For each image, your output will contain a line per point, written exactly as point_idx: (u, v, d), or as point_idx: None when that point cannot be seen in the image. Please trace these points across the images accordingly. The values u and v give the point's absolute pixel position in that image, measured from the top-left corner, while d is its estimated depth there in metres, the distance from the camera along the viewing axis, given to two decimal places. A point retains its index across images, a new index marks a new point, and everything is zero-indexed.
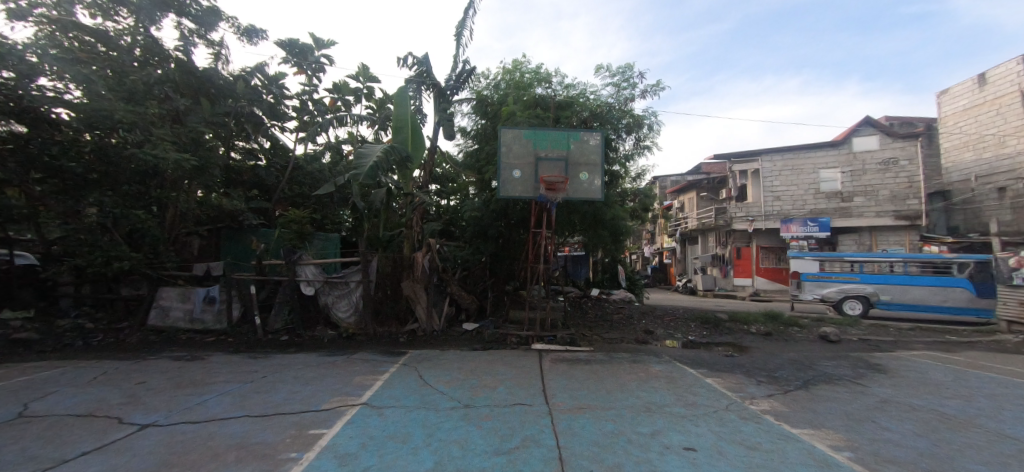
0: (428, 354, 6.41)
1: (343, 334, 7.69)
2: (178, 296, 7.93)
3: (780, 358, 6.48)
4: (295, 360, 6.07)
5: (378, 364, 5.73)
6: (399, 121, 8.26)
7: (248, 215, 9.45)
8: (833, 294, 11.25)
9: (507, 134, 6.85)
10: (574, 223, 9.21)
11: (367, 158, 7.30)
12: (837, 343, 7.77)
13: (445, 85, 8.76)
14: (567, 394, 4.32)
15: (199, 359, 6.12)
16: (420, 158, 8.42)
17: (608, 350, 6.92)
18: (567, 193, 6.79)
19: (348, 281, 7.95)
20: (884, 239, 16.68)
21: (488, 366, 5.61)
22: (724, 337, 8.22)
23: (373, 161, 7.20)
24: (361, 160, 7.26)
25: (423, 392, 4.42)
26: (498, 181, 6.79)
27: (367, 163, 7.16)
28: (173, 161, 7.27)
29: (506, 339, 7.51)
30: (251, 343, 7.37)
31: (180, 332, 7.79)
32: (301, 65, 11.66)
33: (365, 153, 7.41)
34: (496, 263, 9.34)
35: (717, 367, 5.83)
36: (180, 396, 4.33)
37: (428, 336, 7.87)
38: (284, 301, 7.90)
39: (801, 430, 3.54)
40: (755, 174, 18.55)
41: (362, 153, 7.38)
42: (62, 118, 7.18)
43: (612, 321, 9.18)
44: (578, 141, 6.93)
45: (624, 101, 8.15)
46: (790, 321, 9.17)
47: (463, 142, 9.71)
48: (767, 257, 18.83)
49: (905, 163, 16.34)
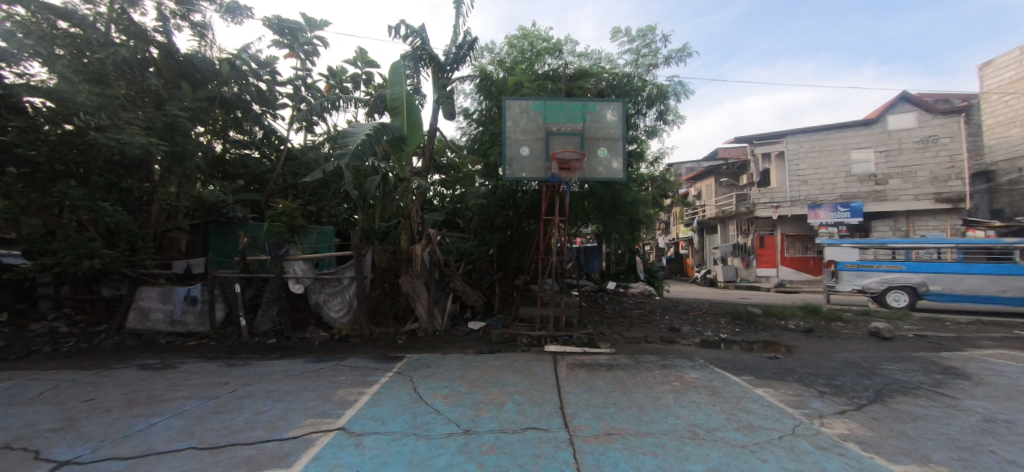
0: (428, 359, 5.67)
1: (336, 336, 6.97)
2: (158, 296, 7.31)
3: (832, 361, 5.58)
4: (276, 368, 5.34)
5: (368, 373, 4.98)
6: (394, 101, 7.42)
7: (234, 207, 8.74)
8: (874, 285, 10.30)
9: (512, 105, 6.02)
10: (589, 210, 8.40)
11: (353, 137, 6.50)
12: (891, 341, 6.85)
13: (443, 59, 7.95)
14: (590, 414, 3.53)
15: (169, 367, 5.44)
16: (418, 140, 7.51)
17: (632, 352, 6.09)
18: (583, 173, 5.95)
19: (341, 277, 7.21)
20: (922, 224, 15.45)
21: (494, 373, 4.84)
22: (760, 335, 7.31)
23: (360, 139, 6.40)
24: (345, 139, 6.47)
25: (416, 412, 3.68)
26: (502, 160, 5.96)
27: (354, 141, 6.39)
28: (140, 146, 6.46)
29: (515, 340, 6.67)
30: (234, 347, 6.69)
31: (160, 336, 7.17)
32: (292, 47, 11.00)
33: (351, 132, 6.60)
34: (504, 256, 8.54)
35: (763, 372, 4.95)
36: (126, 418, 3.62)
37: (430, 336, 7.12)
38: (271, 300, 7.20)
39: (903, 468, 2.70)
40: (780, 157, 17.44)
41: (348, 132, 6.58)
42: (37, 107, 6.51)
43: (632, 317, 8.36)
44: (595, 112, 6.04)
45: (646, 68, 7.11)
46: (832, 315, 8.23)
47: (465, 125, 8.91)
48: (793, 246, 17.77)
49: (947, 140, 14.99)
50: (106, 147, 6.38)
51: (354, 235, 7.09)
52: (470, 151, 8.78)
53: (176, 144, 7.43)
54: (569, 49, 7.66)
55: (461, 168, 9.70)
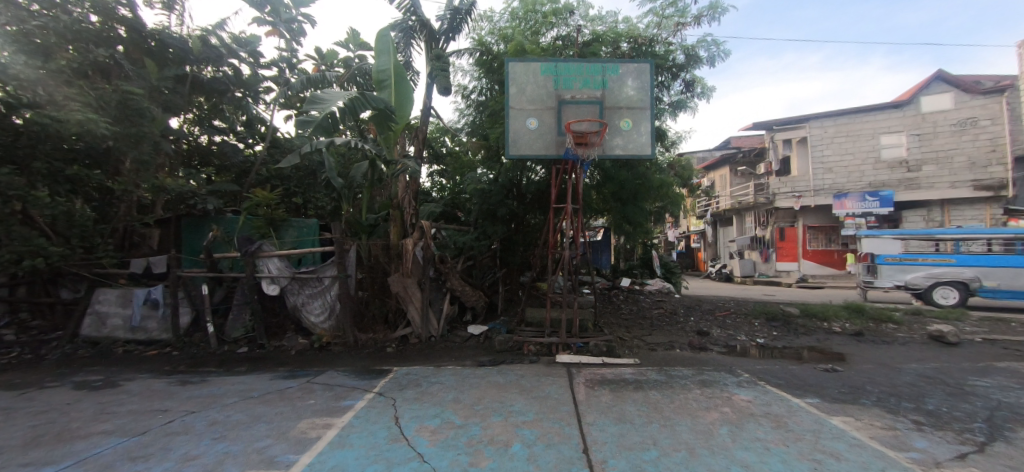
0: (420, 373, 4.78)
1: (316, 344, 6.08)
2: (118, 299, 6.49)
3: (906, 376, 4.60)
4: (236, 386, 4.45)
5: (344, 395, 4.07)
6: (380, 74, 6.48)
7: (206, 199, 7.83)
8: (919, 281, 9.29)
9: (517, 68, 5.09)
10: (605, 198, 7.47)
11: (325, 103, 5.68)
12: (959, 347, 5.89)
13: (437, 26, 6.99)
14: (627, 464, 2.60)
15: (111, 385, 4.57)
16: (407, 117, 6.52)
17: (660, 363, 5.19)
18: (603, 149, 5.02)
19: (321, 277, 6.32)
20: (958, 214, 14.32)
21: (496, 395, 3.94)
22: (803, 340, 6.36)
23: (330, 108, 5.59)
24: (315, 106, 5.65)
25: (392, 458, 2.75)
26: (506, 135, 5.03)
27: (322, 109, 5.56)
28: (78, 124, 5.53)
29: (522, 348, 5.75)
30: (199, 357, 5.84)
31: (118, 344, 6.34)
32: (274, 24, 10.06)
33: (323, 98, 5.77)
34: (509, 251, 7.62)
35: (829, 393, 4.01)
36: (8, 469, 2.72)
37: (424, 343, 6.22)
38: (243, 303, 6.35)
39: None
40: (803, 143, 16.37)
41: (319, 97, 5.76)
42: None
43: (653, 319, 7.43)
44: (616, 75, 5.08)
45: (672, 29, 6.10)
46: (881, 316, 7.25)
47: (464, 106, 7.98)
48: (816, 238, 16.75)
49: (987, 122, 13.83)
50: (41, 126, 5.51)
51: (337, 227, 6.15)
52: (471, 135, 7.87)
53: (133, 127, 6.50)
54: (580, 13, 6.67)
55: (460, 154, 8.77)
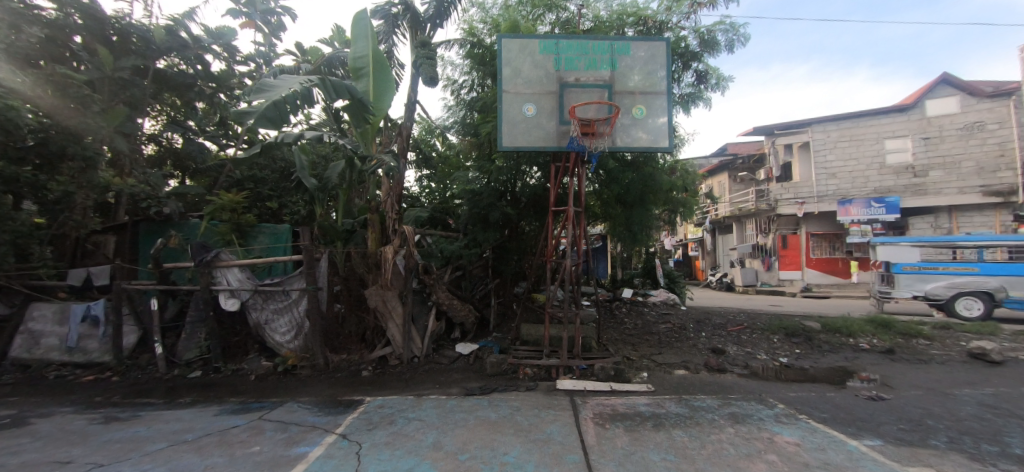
0: (396, 406, 4.02)
1: (280, 368, 5.27)
2: (55, 315, 5.69)
3: (966, 406, 3.93)
4: (170, 425, 3.65)
5: (298, 438, 3.30)
6: (356, 61, 5.78)
7: (166, 201, 7.04)
8: (940, 291, 8.72)
9: (512, 46, 4.43)
10: (607, 202, 6.82)
11: (273, 91, 4.92)
12: (1006, 366, 5.27)
13: (422, 11, 6.33)
14: None
15: (17, 424, 3.75)
16: (385, 108, 5.77)
17: (675, 389, 4.51)
18: (614, 141, 4.37)
19: (288, 290, 5.56)
20: (967, 220, 13.89)
21: (487, 437, 3.19)
22: (831, 359, 5.70)
23: (280, 93, 4.83)
24: (262, 93, 4.88)
25: None
26: (499, 123, 4.36)
27: (271, 96, 4.80)
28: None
29: (517, 372, 5.02)
30: (142, 383, 5.03)
31: (51, 367, 5.51)
32: (251, 16, 9.36)
33: (272, 85, 5.02)
34: (502, 260, 6.94)
35: (887, 430, 3.34)
36: None
37: (405, 366, 5.47)
38: (198, 320, 5.57)
39: None
40: (805, 148, 15.95)
41: (268, 85, 5.01)
42: None
43: (661, 334, 6.75)
44: (627, 56, 4.45)
45: (683, 12, 5.50)
46: (910, 330, 6.64)
47: (453, 102, 7.31)
48: (819, 246, 16.27)
49: (995, 126, 13.49)
50: None
51: (305, 233, 5.40)
52: (461, 134, 7.21)
53: (75, 117, 5.75)
54: None
55: (451, 155, 8.13)
